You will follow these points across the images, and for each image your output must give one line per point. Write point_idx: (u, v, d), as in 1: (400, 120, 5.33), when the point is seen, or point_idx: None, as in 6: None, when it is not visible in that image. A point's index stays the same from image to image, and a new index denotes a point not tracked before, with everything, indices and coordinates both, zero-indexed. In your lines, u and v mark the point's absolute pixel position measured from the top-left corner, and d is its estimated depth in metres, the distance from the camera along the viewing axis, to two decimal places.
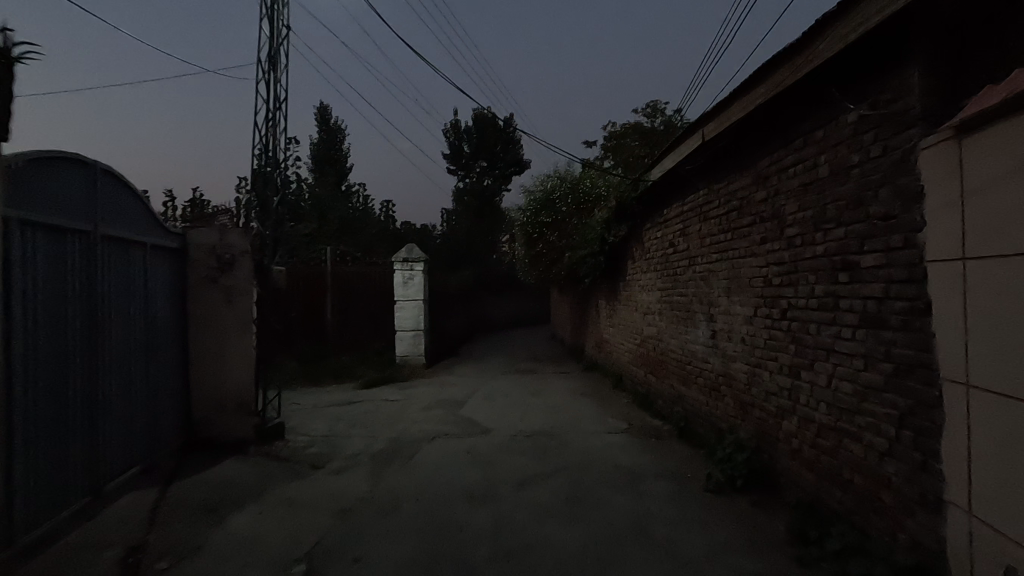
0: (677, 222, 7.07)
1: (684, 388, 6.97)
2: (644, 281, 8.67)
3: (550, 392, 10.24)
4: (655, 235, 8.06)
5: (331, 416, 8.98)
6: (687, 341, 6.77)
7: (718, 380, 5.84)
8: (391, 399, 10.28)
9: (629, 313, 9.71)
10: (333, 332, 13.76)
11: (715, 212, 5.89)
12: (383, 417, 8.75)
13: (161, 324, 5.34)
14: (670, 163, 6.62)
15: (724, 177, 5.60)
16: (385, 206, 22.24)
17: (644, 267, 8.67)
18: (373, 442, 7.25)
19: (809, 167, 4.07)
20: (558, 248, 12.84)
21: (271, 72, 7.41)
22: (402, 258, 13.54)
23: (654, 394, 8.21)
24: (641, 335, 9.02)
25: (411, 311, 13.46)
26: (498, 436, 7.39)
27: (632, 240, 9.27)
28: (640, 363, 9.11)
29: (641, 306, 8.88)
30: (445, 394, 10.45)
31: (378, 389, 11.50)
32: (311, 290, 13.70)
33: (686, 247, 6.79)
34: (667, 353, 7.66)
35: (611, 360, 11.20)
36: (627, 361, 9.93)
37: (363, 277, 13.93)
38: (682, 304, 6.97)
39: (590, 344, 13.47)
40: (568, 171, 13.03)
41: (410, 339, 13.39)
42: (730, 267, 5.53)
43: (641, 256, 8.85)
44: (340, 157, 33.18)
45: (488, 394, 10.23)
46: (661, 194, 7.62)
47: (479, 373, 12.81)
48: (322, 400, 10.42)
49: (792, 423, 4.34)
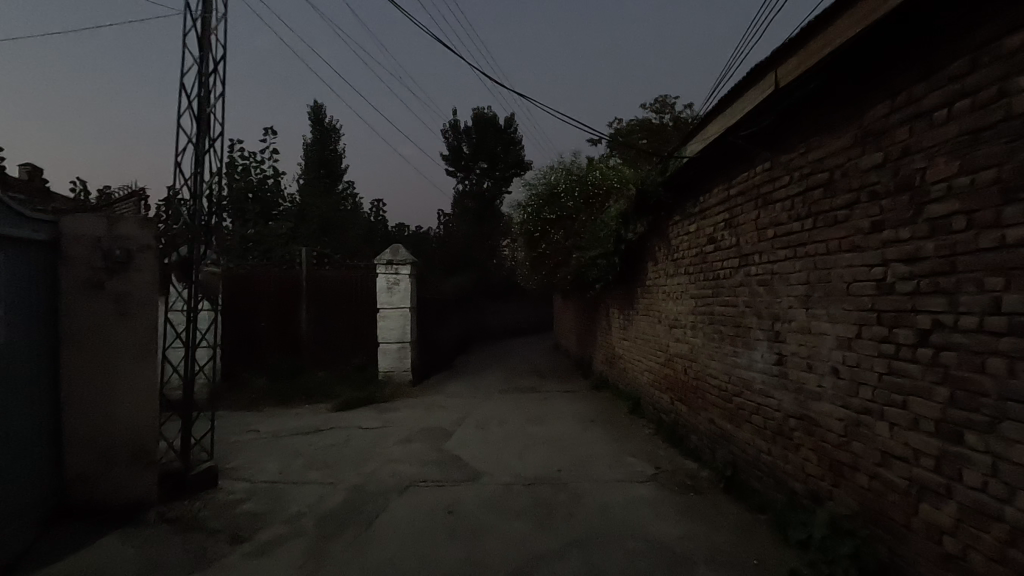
0: (721, 210, 5.49)
1: (729, 426, 5.37)
2: (672, 287, 7.06)
3: (554, 419, 8.62)
4: (688, 229, 6.47)
5: (289, 451, 7.40)
6: (736, 365, 5.18)
7: (789, 424, 4.26)
8: (366, 427, 8.69)
9: (650, 325, 8.09)
10: (309, 344, 12.23)
11: (782, 192, 4.34)
12: (349, 454, 7.15)
13: (9, 347, 3.76)
14: (716, 132, 5.07)
15: (800, 141, 4.04)
16: (376, 206, 20.74)
17: (671, 269, 7.08)
18: (330, 493, 5.66)
19: (987, 102, 2.53)
20: (564, 249, 11.24)
21: (205, 23, 5.87)
22: (386, 260, 11.91)
23: (685, 428, 6.60)
24: (665, 351, 7.42)
25: (397, 320, 11.85)
26: (490, 486, 5.78)
27: (654, 236, 7.68)
28: (665, 387, 7.48)
29: (666, 317, 7.31)
30: (432, 421, 8.84)
31: (354, 412, 9.93)
32: (283, 297, 12.20)
33: (734, 241, 5.22)
34: (703, 378, 6.06)
35: (627, 380, 9.59)
36: (647, 383, 8.35)
37: (343, 282, 12.39)
38: (727, 318, 5.38)
39: (599, 360, 11.89)
40: (576, 162, 11.46)
41: (395, 353, 11.80)
42: (808, 268, 3.98)
43: (666, 256, 7.25)
44: (332, 158, 31.79)
45: (482, 422, 8.61)
46: (695, 177, 6.05)
47: (472, 392, 11.25)
48: (286, 428, 8.85)
49: (945, 511, 2.76)
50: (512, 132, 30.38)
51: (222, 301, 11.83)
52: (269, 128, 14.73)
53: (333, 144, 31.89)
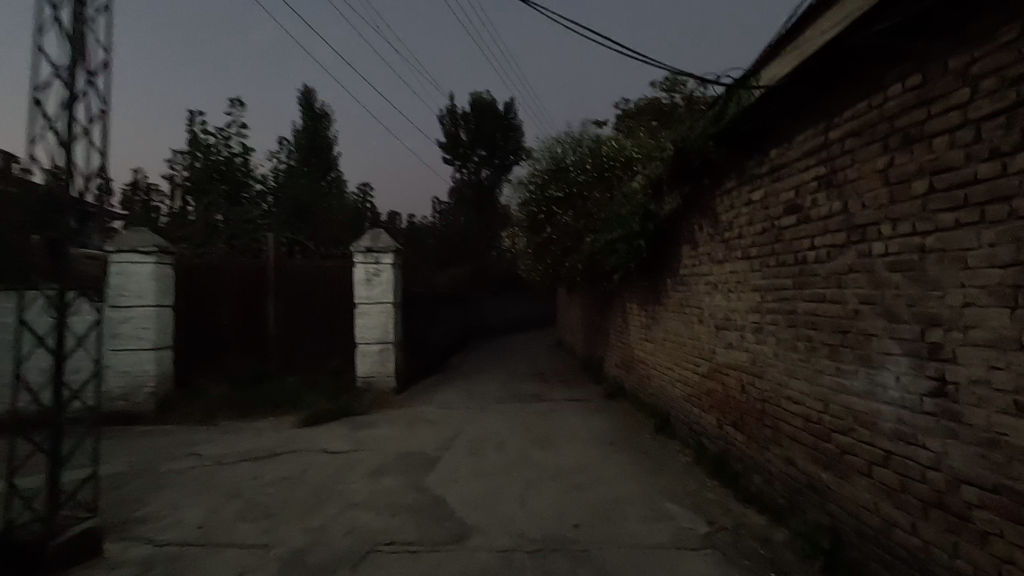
0: (812, 163, 3.82)
1: (825, 476, 3.73)
2: (722, 276, 5.39)
3: (565, 441, 6.96)
4: (750, 198, 4.80)
5: (226, 488, 5.76)
6: (841, 390, 3.53)
7: (966, 496, 2.61)
8: (333, 451, 7.04)
9: (687, 326, 6.41)
10: (278, 345, 10.59)
11: (947, 119, 2.70)
12: (301, 494, 5.51)
13: None
14: (820, 41, 3.41)
15: (1010, 22, 2.38)
16: (364, 191, 19.05)
17: (721, 253, 5.42)
18: (256, 566, 4.03)
19: None
20: (574, 232, 9.54)
21: None
22: (364, 248, 10.16)
23: (743, 464, 4.95)
24: (708, 359, 5.79)
25: (378, 318, 10.15)
26: (481, 553, 4.13)
27: (696, 212, 6.00)
28: (708, 406, 5.83)
29: (711, 314, 5.67)
30: (414, 443, 7.18)
31: (323, 429, 8.31)
32: (248, 291, 10.56)
33: (835, 207, 3.58)
34: (774, 403, 4.42)
35: (651, 390, 7.92)
36: (681, 396, 6.70)
37: (316, 273, 10.68)
38: (822, 321, 3.72)
39: (613, 364, 10.24)
40: (589, 132, 9.72)
41: (377, 355, 10.13)
42: (1014, 239, 2.36)
43: (712, 236, 5.60)
44: (322, 146, 29.95)
45: (475, 445, 6.96)
46: (766, 122, 4.37)
47: (465, 402, 9.62)
48: (234, 452, 7.22)
49: None
50: (512, 116, 28.53)
51: (179, 295, 10.26)
52: (236, 99, 12.93)
53: (323, 130, 30.03)
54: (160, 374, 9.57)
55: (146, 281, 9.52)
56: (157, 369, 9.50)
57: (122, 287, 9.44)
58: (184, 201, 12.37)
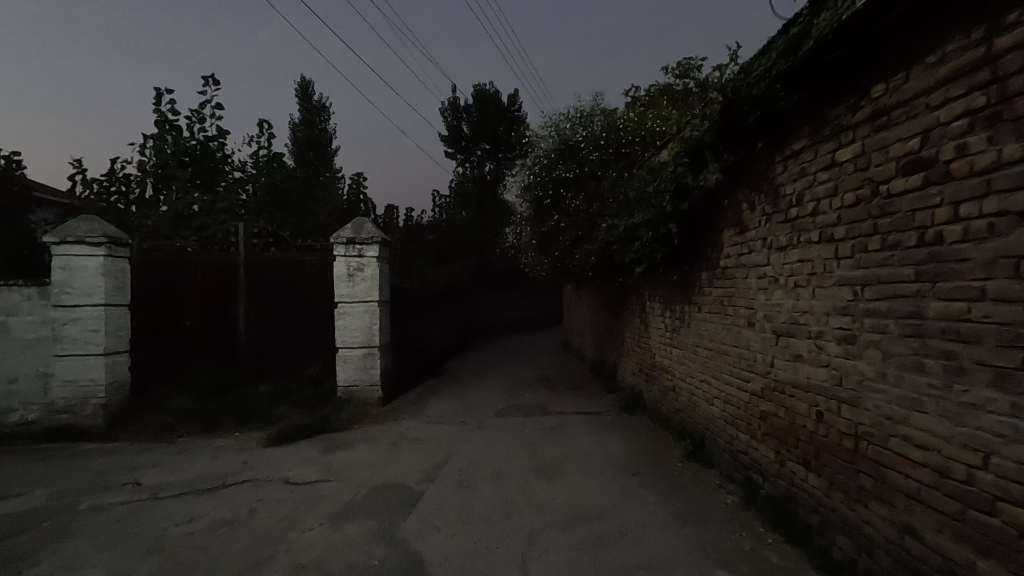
0: (957, 93, 2.56)
1: (981, 565, 2.48)
2: (785, 265, 4.12)
3: (578, 471, 5.71)
4: (832, 159, 3.55)
5: (150, 537, 4.56)
6: (1019, 439, 2.28)
7: None
8: (296, 481, 5.81)
9: (731, 332, 5.13)
10: (249, 349, 9.38)
11: None
12: (240, 547, 4.29)
13: None
14: None
15: None
16: (358, 182, 17.84)
17: (784, 236, 4.15)
18: None
19: None
20: (585, 218, 8.00)
21: None
22: (345, 239, 8.91)
23: (821, 519, 3.70)
24: (763, 374, 4.54)
25: (361, 319, 8.92)
26: None
27: (744, 186, 4.73)
28: (762, 434, 4.57)
29: (768, 316, 4.42)
30: (394, 472, 5.93)
31: (293, 448, 7.11)
32: (216, 289, 9.37)
33: (1007, 152, 2.33)
34: (875, 443, 3.17)
35: (678, 405, 6.67)
36: (720, 417, 5.44)
37: (292, 269, 9.45)
38: (978, 329, 2.47)
39: (629, 371, 8.98)
40: (603, 108, 8.51)
41: (359, 361, 8.89)
42: None
43: (770, 214, 4.35)
44: (320, 139, 28.77)
45: (467, 475, 5.71)
46: (870, 46, 3.10)
47: (460, 415, 8.39)
48: (179, 482, 6.02)
49: None
50: (515, 108, 27.15)
51: (136, 293, 9.08)
52: (211, 77, 11.68)
53: (321, 123, 28.85)
54: (112, 383, 8.39)
55: (94, 276, 8.31)
56: (108, 378, 8.32)
57: (66, 284, 8.23)
58: (151, 189, 11.17)
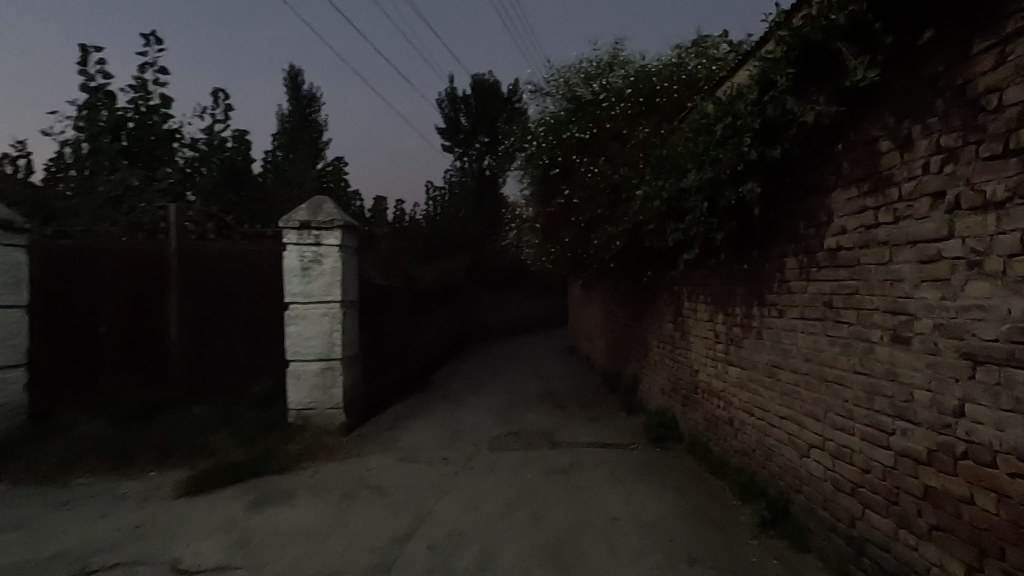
0: None
1: None
2: (1003, 237, 2.26)
3: (605, 554, 3.83)
4: None
5: None
6: None
7: None
8: (188, 568, 3.92)
9: (851, 350, 3.26)
10: (182, 362, 7.53)
11: None
12: None
13: None
14: None
15: None
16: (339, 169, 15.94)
17: (997, 183, 2.29)
18: None
19: None
20: (606, 192, 6.16)
21: None
22: (298, 222, 7.03)
23: None
24: (932, 426, 2.65)
25: (318, 324, 7.04)
26: None
27: (888, 110, 2.88)
28: (927, 527, 2.70)
29: (945, 327, 2.56)
30: (335, 551, 4.05)
31: (213, 500, 5.26)
32: (139, 286, 7.50)
33: None
34: None
35: (739, 446, 4.79)
36: (823, 478, 3.57)
37: (236, 262, 7.58)
38: None
39: (658, 390, 7.09)
40: (622, 58, 6.74)
41: (317, 378, 7.01)
42: None
43: (954, 148, 2.50)
44: (306, 129, 26.76)
45: (439, 562, 3.82)
46: None
47: (442, 448, 6.52)
48: (25, 563, 4.14)
49: None
50: (517, 95, 25.07)
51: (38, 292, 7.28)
52: (152, 34, 9.80)
53: (307, 113, 26.87)
54: None
55: None
56: None
57: None
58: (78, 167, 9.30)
